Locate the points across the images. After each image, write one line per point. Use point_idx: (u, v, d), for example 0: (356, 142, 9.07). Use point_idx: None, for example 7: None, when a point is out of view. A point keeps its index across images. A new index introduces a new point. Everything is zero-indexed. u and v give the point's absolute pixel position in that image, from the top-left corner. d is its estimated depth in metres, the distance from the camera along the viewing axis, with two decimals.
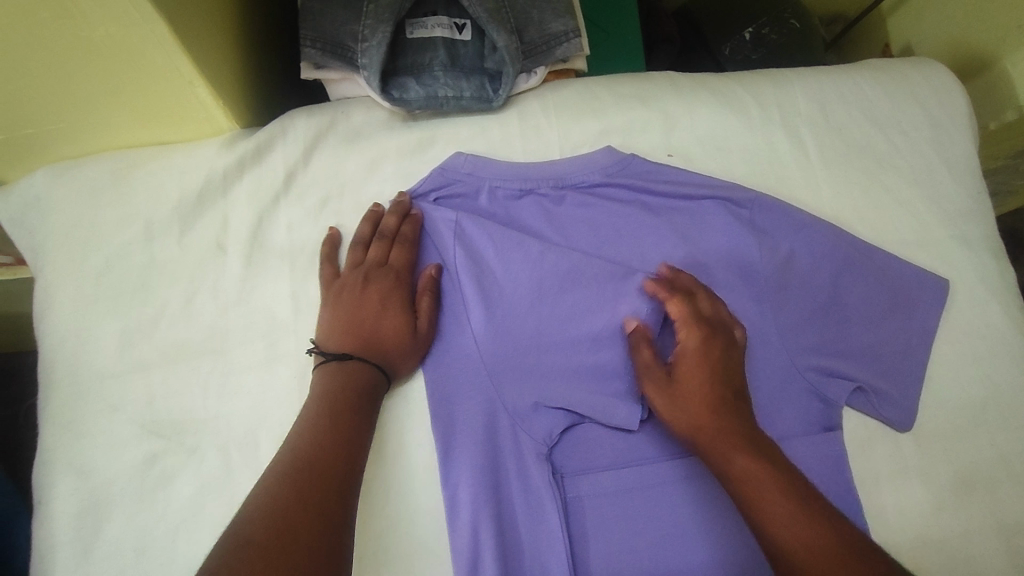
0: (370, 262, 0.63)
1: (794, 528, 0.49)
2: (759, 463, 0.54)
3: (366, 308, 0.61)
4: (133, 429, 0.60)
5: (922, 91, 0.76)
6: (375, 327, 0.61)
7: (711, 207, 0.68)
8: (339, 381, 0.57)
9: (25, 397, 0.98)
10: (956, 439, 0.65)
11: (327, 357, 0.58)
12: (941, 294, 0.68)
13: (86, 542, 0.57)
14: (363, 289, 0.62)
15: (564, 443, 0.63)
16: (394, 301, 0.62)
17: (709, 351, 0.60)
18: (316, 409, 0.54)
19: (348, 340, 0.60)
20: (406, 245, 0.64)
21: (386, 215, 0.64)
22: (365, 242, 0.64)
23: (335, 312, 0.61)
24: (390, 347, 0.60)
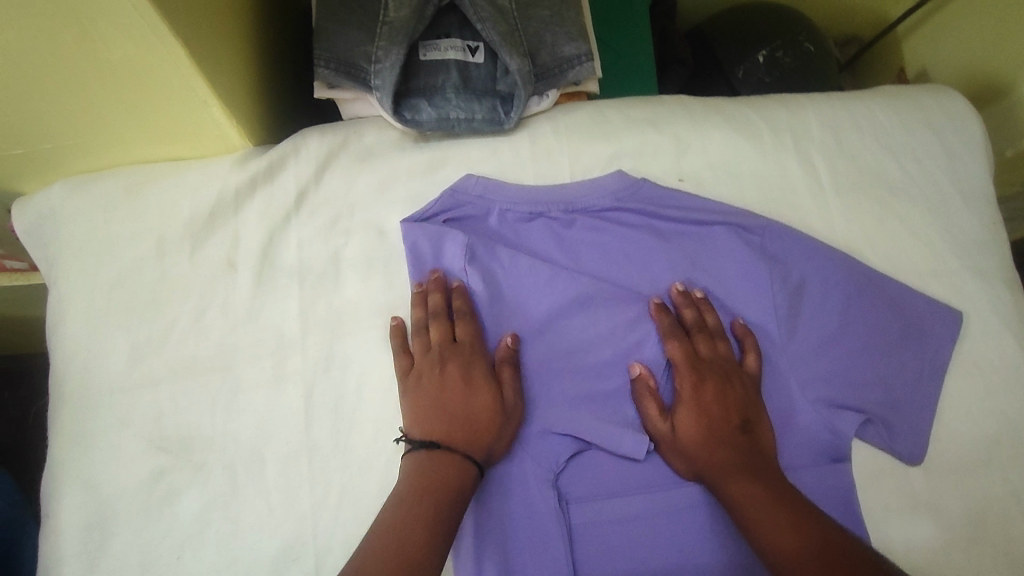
0: (439, 343, 0.61)
1: (787, 540, 0.52)
2: (755, 486, 0.56)
3: (452, 394, 0.59)
4: (140, 445, 0.60)
5: (937, 119, 0.75)
6: (465, 410, 0.58)
7: (722, 233, 0.68)
8: (413, 487, 0.54)
9: (36, 399, 0.99)
10: (967, 474, 0.64)
11: (423, 451, 0.56)
12: (954, 325, 0.67)
13: (92, 556, 0.58)
14: (441, 374, 0.60)
15: (569, 469, 0.62)
16: (476, 376, 0.60)
17: (716, 378, 0.62)
18: (397, 518, 0.52)
19: (442, 430, 0.57)
20: (466, 320, 0.62)
21: (434, 292, 0.63)
22: (425, 324, 0.62)
23: (419, 405, 0.59)
24: (488, 426, 0.58)
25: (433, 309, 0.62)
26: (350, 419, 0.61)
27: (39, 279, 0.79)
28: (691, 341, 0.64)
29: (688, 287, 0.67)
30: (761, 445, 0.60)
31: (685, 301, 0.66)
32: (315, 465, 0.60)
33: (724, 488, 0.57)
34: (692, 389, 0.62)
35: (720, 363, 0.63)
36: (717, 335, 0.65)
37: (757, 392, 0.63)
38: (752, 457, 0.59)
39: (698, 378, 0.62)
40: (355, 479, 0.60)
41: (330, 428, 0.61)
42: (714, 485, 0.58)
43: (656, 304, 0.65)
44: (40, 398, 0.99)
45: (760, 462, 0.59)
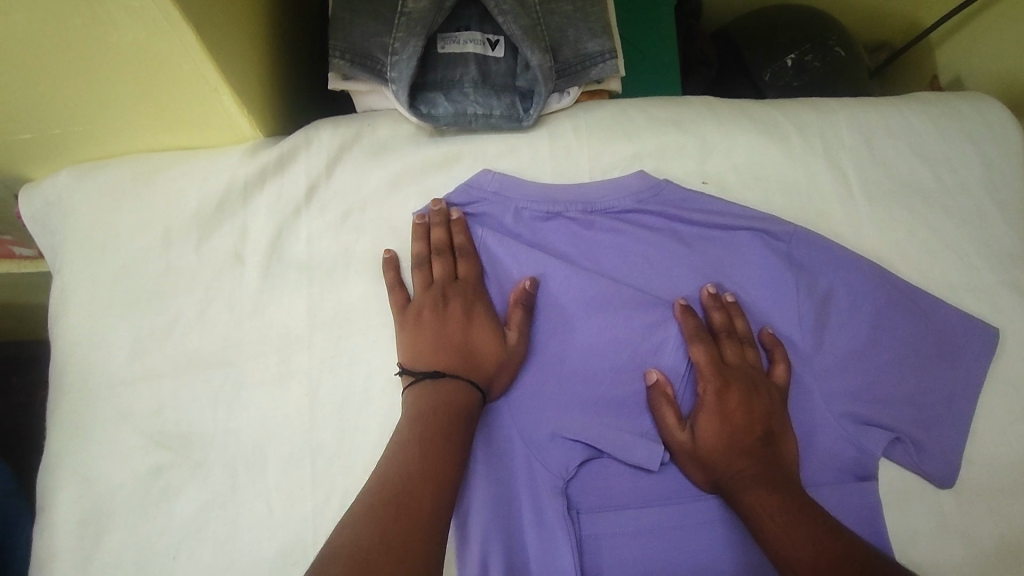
0: (441, 279, 0.62)
1: (802, 553, 0.50)
2: (776, 502, 0.53)
3: (453, 327, 0.60)
4: (139, 439, 0.58)
5: (974, 128, 0.72)
6: (466, 342, 0.59)
7: (747, 238, 0.65)
8: (422, 404, 0.56)
9: (37, 389, 0.98)
10: (1000, 500, 0.61)
11: (423, 378, 0.57)
12: (990, 342, 0.64)
13: (86, 553, 0.56)
14: (443, 308, 0.61)
15: (581, 477, 0.60)
16: (478, 313, 0.61)
17: (738, 384, 0.60)
18: (412, 430, 0.54)
19: (442, 359, 0.58)
20: (469, 257, 0.63)
21: (435, 228, 0.63)
22: (426, 260, 0.63)
23: (418, 336, 0.59)
24: (489, 360, 0.59)
25: (435, 245, 0.63)
26: (355, 420, 0.59)
27: (45, 267, 0.77)
28: (716, 346, 0.62)
29: (717, 290, 0.64)
30: (785, 461, 0.57)
31: (713, 305, 0.63)
32: (318, 466, 0.58)
33: (743, 502, 0.55)
34: (714, 395, 0.59)
35: (743, 365, 0.61)
36: (745, 341, 0.62)
37: (783, 403, 0.60)
38: (776, 471, 0.56)
39: (723, 384, 0.60)
40: (358, 482, 0.57)
41: (334, 429, 0.59)
42: (732, 497, 0.56)
43: (682, 306, 0.62)
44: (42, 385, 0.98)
45: (784, 478, 0.56)
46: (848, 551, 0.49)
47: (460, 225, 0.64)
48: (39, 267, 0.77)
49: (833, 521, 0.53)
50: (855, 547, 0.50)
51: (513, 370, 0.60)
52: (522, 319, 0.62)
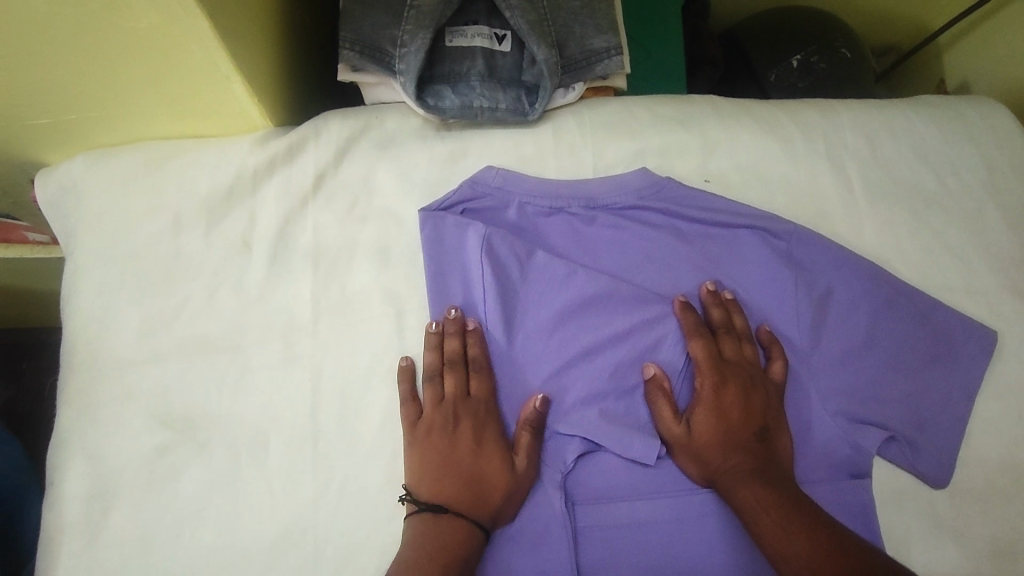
0: (453, 397, 0.60)
1: (800, 547, 0.50)
2: (771, 496, 0.54)
3: (461, 455, 0.58)
4: (146, 420, 0.59)
5: (977, 130, 0.73)
6: (474, 473, 0.57)
7: (747, 237, 0.66)
8: (421, 550, 0.53)
9: (44, 373, 1.00)
10: (993, 501, 0.61)
11: (425, 511, 0.55)
12: (988, 344, 0.64)
13: (92, 528, 0.57)
14: (453, 431, 0.58)
15: (577, 468, 0.60)
16: (488, 438, 0.59)
17: (736, 382, 0.60)
18: None
19: (447, 491, 0.56)
20: (482, 374, 0.61)
21: (449, 339, 0.61)
22: (438, 373, 0.61)
23: (424, 459, 0.57)
24: (496, 495, 0.57)
25: (448, 357, 0.61)
26: (357, 407, 0.60)
27: (58, 252, 0.78)
28: (715, 342, 0.62)
29: (716, 288, 0.65)
30: (779, 458, 0.58)
31: (712, 302, 0.64)
32: (319, 452, 0.59)
33: (738, 497, 0.55)
34: (712, 391, 0.60)
35: (740, 364, 0.61)
36: (744, 338, 0.63)
37: (780, 400, 0.61)
38: (769, 466, 0.57)
39: (721, 380, 0.60)
40: (358, 468, 0.59)
41: (335, 416, 0.60)
42: (725, 491, 0.56)
43: (681, 303, 0.63)
44: (50, 369, 0.99)
45: (777, 474, 0.56)
46: (838, 545, 0.50)
47: (475, 337, 0.61)
48: (52, 252, 0.78)
49: (824, 515, 0.53)
50: (846, 541, 0.50)
51: (520, 502, 0.58)
52: (533, 448, 0.59)
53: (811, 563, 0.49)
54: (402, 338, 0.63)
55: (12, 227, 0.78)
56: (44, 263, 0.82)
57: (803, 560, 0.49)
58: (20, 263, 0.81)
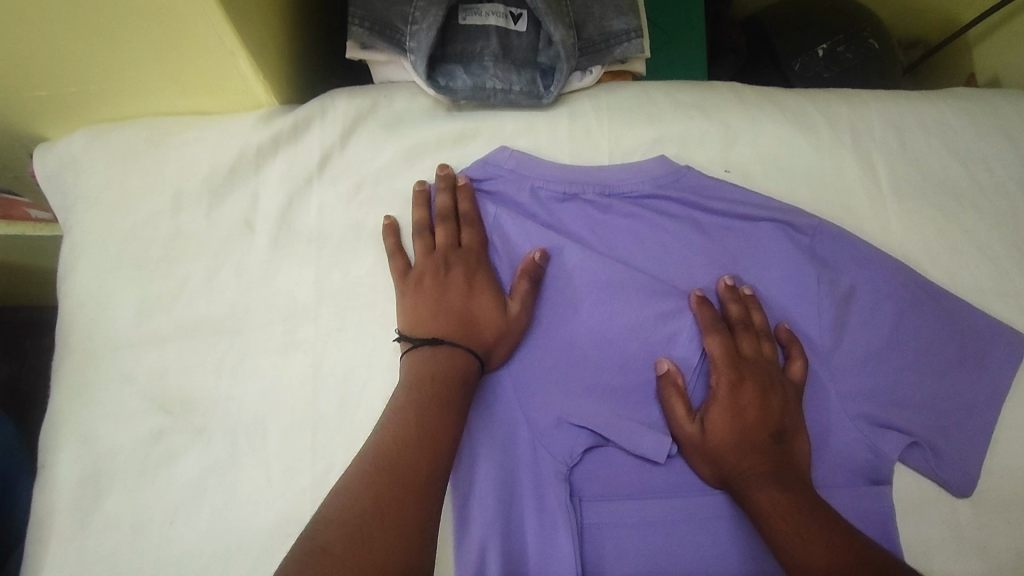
0: (444, 246, 0.61)
1: (817, 556, 0.48)
2: (788, 501, 0.52)
3: (454, 295, 0.59)
4: (142, 401, 0.57)
5: (1012, 126, 0.70)
6: (468, 309, 0.58)
7: (769, 230, 0.63)
8: (422, 374, 0.54)
9: (40, 354, 0.98)
10: (1019, 513, 0.59)
11: (419, 344, 0.56)
12: (1019, 350, 0.61)
13: (84, 513, 0.55)
14: (446, 274, 0.59)
15: (585, 464, 0.58)
16: (481, 282, 0.60)
17: (753, 375, 0.58)
18: (409, 396, 0.52)
19: (440, 326, 0.57)
20: (473, 224, 0.62)
21: (439, 195, 0.62)
22: (429, 228, 0.62)
23: (418, 302, 0.58)
24: (489, 330, 0.57)
25: (439, 211, 0.61)
26: (359, 394, 0.58)
27: (58, 232, 0.77)
28: (732, 337, 0.60)
29: (735, 283, 0.62)
30: (797, 462, 0.55)
31: (731, 297, 0.61)
32: (319, 438, 0.57)
33: (753, 500, 0.53)
34: (728, 387, 0.57)
35: (757, 360, 0.59)
36: (762, 334, 0.60)
37: (798, 400, 0.58)
38: (787, 471, 0.54)
39: (737, 377, 0.58)
40: None
41: (337, 402, 0.58)
42: (741, 495, 0.54)
43: (697, 297, 0.60)
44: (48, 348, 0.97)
45: (796, 479, 0.54)
46: (862, 555, 0.48)
47: (466, 194, 0.62)
48: (54, 232, 0.77)
49: (847, 525, 0.51)
50: (872, 554, 0.48)
51: (513, 341, 0.59)
52: (528, 293, 0.60)
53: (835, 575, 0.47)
54: None
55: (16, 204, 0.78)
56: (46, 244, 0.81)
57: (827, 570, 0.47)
58: (23, 242, 0.80)
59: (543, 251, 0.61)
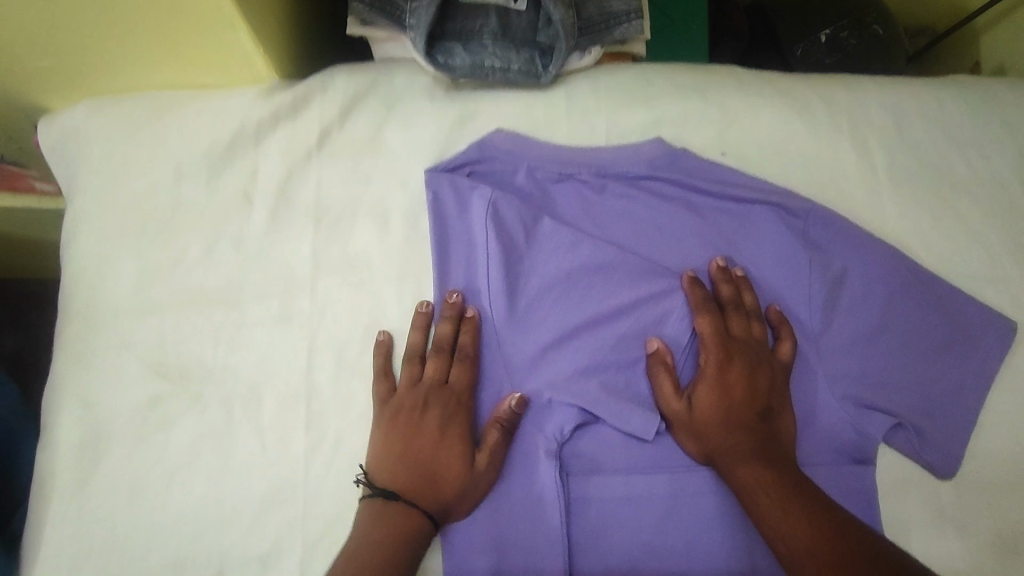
0: (430, 381, 0.58)
1: (797, 532, 0.49)
2: (770, 477, 0.53)
3: (425, 438, 0.56)
4: (140, 368, 0.58)
5: (1011, 113, 0.69)
6: (433, 460, 0.56)
7: (763, 213, 0.64)
8: (377, 524, 0.53)
9: (42, 328, 1.00)
10: (1000, 495, 0.60)
11: (376, 496, 0.54)
12: (1005, 336, 0.62)
13: (83, 475, 0.56)
14: (421, 415, 0.57)
15: (574, 441, 0.59)
16: (455, 429, 0.57)
17: (741, 358, 0.58)
18: (362, 547, 0.51)
19: (403, 477, 0.55)
20: (466, 363, 0.59)
21: (439, 322, 0.59)
22: (421, 355, 0.59)
23: (389, 438, 0.56)
24: (449, 489, 0.55)
25: (435, 340, 0.59)
26: (353, 367, 0.60)
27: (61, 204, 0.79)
28: (723, 318, 0.60)
29: (727, 264, 0.63)
30: (781, 438, 0.57)
31: (722, 280, 0.62)
32: (313, 409, 0.58)
33: (737, 477, 0.54)
34: (717, 367, 0.58)
35: (747, 343, 0.59)
36: (752, 315, 0.61)
37: (786, 380, 0.59)
38: (771, 446, 0.55)
39: (726, 357, 0.59)
40: (352, 427, 0.58)
41: (332, 374, 0.59)
42: (725, 470, 0.55)
43: (690, 278, 0.61)
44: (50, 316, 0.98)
45: (778, 454, 0.55)
46: (839, 525, 0.49)
47: (469, 325, 0.60)
48: (57, 204, 0.78)
49: (827, 498, 0.52)
50: (849, 523, 0.50)
51: (474, 500, 0.56)
52: (498, 448, 0.57)
53: (813, 541, 0.48)
54: (400, 303, 0.61)
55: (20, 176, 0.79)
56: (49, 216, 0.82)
57: (805, 538, 0.49)
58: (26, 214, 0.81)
59: (522, 398, 0.58)
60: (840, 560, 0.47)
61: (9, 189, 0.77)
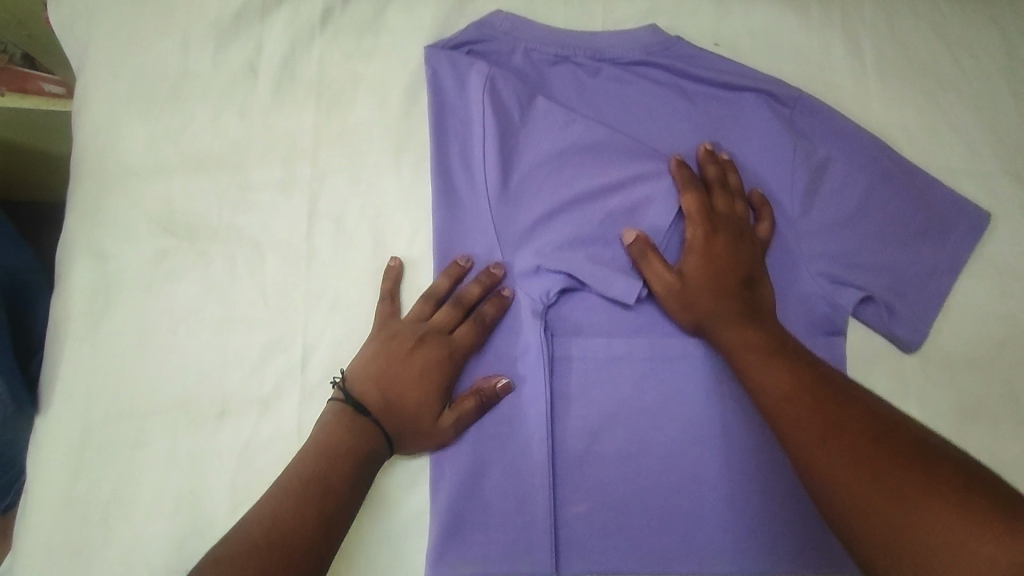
0: (436, 326, 0.59)
1: (778, 380, 0.53)
2: (754, 336, 0.56)
3: (405, 371, 0.57)
4: (149, 224, 0.61)
5: (1002, 16, 0.71)
6: (403, 393, 0.57)
7: (752, 100, 0.66)
8: (338, 418, 0.55)
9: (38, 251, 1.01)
10: (964, 370, 0.63)
11: (347, 399, 0.56)
12: (978, 225, 0.64)
13: (95, 319, 0.59)
14: (413, 349, 0.58)
15: (561, 305, 0.63)
16: (436, 379, 0.58)
17: (726, 237, 0.61)
18: (322, 438, 0.54)
19: (373, 390, 0.56)
20: (477, 326, 0.60)
21: (472, 282, 0.60)
22: (439, 302, 0.61)
23: (378, 354, 0.58)
24: (405, 426, 0.56)
25: (460, 294, 0.60)
26: (350, 234, 0.62)
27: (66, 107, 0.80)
28: (709, 197, 0.63)
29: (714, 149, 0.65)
30: (764, 305, 0.59)
31: (707, 164, 0.64)
32: (313, 269, 0.61)
33: (723, 339, 0.58)
34: (701, 240, 0.61)
35: (731, 221, 0.62)
36: (736, 195, 0.63)
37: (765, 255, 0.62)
38: (755, 313, 0.58)
39: (712, 230, 0.61)
40: (350, 285, 0.61)
41: (330, 238, 0.62)
42: (714, 334, 0.58)
43: (676, 161, 0.63)
44: (48, 240, 1.00)
45: (763, 321, 0.58)
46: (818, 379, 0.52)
47: (499, 299, 0.61)
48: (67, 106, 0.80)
49: (809, 357, 0.55)
50: (827, 376, 0.52)
51: (425, 445, 0.57)
52: (468, 412, 0.58)
53: (793, 389, 0.51)
54: (397, 174, 0.64)
55: (28, 76, 0.83)
56: (53, 122, 0.83)
57: (786, 387, 0.52)
58: (34, 120, 0.83)
59: (509, 383, 0.60)
60: (816, 403, 0.49)
61: (17, 91, 0.82)
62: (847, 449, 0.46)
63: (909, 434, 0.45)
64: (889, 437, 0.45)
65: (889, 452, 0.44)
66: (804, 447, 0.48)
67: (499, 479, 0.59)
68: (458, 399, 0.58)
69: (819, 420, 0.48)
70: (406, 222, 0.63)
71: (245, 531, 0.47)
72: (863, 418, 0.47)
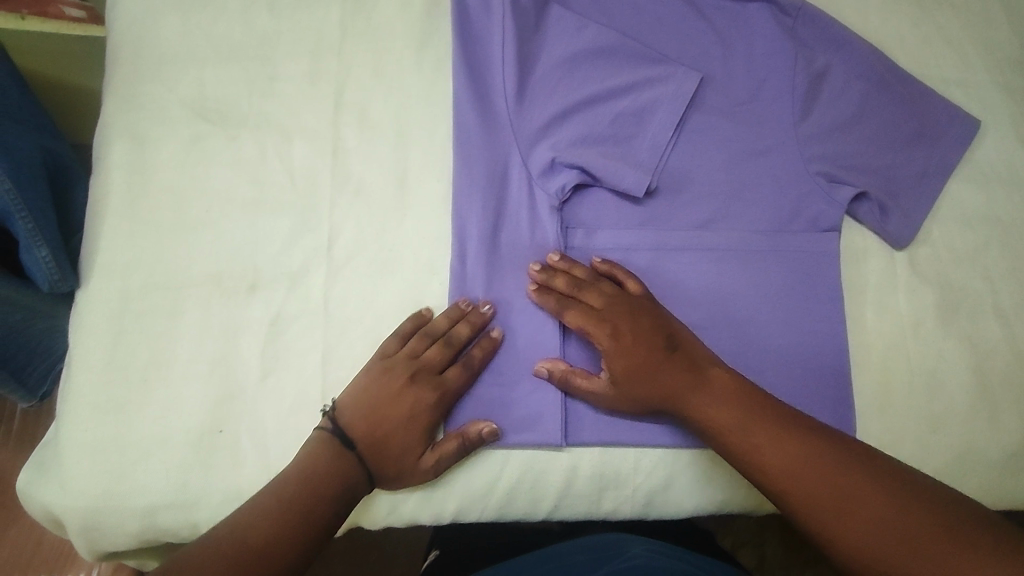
0: (426, 364, 0.59)
1: (756, 444, 0.53)
2: (721, 406, 0.55)
3: (394, 408, 0.57)
4: (184, 110, 0.65)
5: None
6: (391, 431, 0.57)
7: (756, 10, 0.69)
8: (323, 444, 0.56)
9: None
10: (951, 266, 0.67)
11: (332, 438, 0.56)
12: (969, 131, 0.68)
13: (134, 195, 0.63)
14: (403, 387, 0.58)
15: (575, 201, 0.66)
16: (423, 419, 0.58)
17: (621, 325, 0.59)
18: (310, 459, 0.56)
19: (361, 428, 0.57)
20: (466, 370, 0.60)
21: (463, 324, 0.60)
22: (433, 340, 0.60)
23: (368, 387, 0.58)
24: (388, 464, 0.57)
25: (452, 338, 0.60)
26: (371, 126, 0.65)
27: (97, 33, 0.83)
28: (581, 298, 0.61)
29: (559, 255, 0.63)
30: (696, 359, 0.58)
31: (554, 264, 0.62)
32: (339, 158, 0.65)
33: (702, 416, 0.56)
34: (605, 342, 0.59)
35: (609, 303, 0.60)
36: (590, 282, 0.61)
37: (656, 304, 0.61)
38: (699, 376, 0.57)
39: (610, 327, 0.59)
40: (373, 174, 0.65)
41: (355, 130, 0.65)
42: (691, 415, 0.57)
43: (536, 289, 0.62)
44: None
45: (708, 372, 0.57)
46: (775, 432, 0.53)
47: (487, 342, 0.61)
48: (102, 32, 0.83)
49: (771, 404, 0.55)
50: (788, 419, 0.54)
51: (406, 484, 0.59)
52: (447, 455, 0.58)
53: (781, 458, 0.52)
54: (418, 72, 0.67)
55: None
56: (80, 47, 0.85)
57: (778, 459, 0.52)
58: (60, 45, 0.83)
59: (494, 428, 0.59)
60: (791, 482, 0.51)
61: (38, 14, 0.79)
62: (855, 516, 0.48)
63: (878, 464, 0.51)
64: (874, 484, 0.49)
65: (883, 507, 0.48)
66: (819, 523, 0.49)
67: (510, 358, 0.62)
68: (441, 440, 0.59)
69: (817, 483, 0.50)
70: (428, 117, 0.66)
71: (215, 537, 0.50)
72: (845, 470, 0.50)
